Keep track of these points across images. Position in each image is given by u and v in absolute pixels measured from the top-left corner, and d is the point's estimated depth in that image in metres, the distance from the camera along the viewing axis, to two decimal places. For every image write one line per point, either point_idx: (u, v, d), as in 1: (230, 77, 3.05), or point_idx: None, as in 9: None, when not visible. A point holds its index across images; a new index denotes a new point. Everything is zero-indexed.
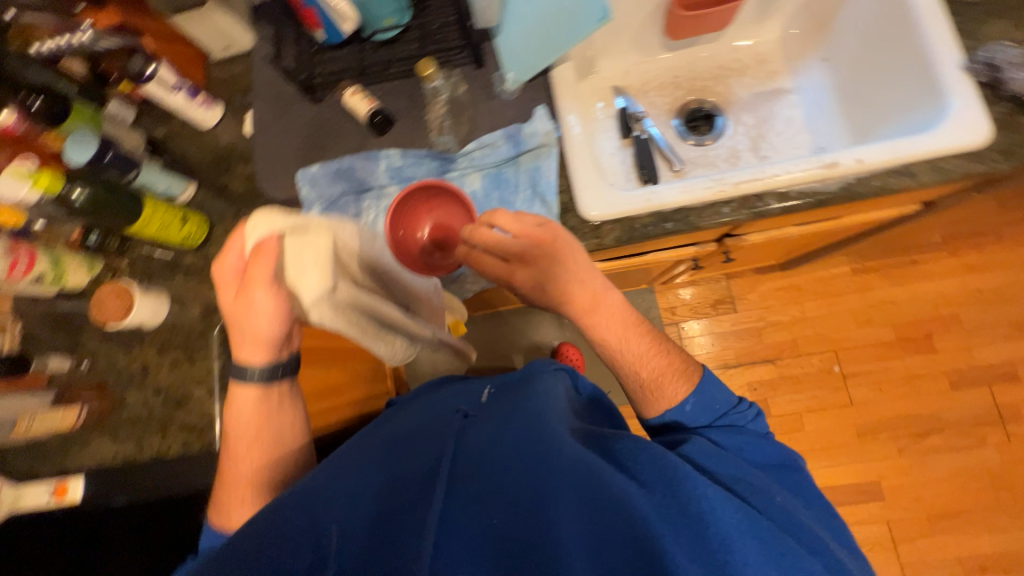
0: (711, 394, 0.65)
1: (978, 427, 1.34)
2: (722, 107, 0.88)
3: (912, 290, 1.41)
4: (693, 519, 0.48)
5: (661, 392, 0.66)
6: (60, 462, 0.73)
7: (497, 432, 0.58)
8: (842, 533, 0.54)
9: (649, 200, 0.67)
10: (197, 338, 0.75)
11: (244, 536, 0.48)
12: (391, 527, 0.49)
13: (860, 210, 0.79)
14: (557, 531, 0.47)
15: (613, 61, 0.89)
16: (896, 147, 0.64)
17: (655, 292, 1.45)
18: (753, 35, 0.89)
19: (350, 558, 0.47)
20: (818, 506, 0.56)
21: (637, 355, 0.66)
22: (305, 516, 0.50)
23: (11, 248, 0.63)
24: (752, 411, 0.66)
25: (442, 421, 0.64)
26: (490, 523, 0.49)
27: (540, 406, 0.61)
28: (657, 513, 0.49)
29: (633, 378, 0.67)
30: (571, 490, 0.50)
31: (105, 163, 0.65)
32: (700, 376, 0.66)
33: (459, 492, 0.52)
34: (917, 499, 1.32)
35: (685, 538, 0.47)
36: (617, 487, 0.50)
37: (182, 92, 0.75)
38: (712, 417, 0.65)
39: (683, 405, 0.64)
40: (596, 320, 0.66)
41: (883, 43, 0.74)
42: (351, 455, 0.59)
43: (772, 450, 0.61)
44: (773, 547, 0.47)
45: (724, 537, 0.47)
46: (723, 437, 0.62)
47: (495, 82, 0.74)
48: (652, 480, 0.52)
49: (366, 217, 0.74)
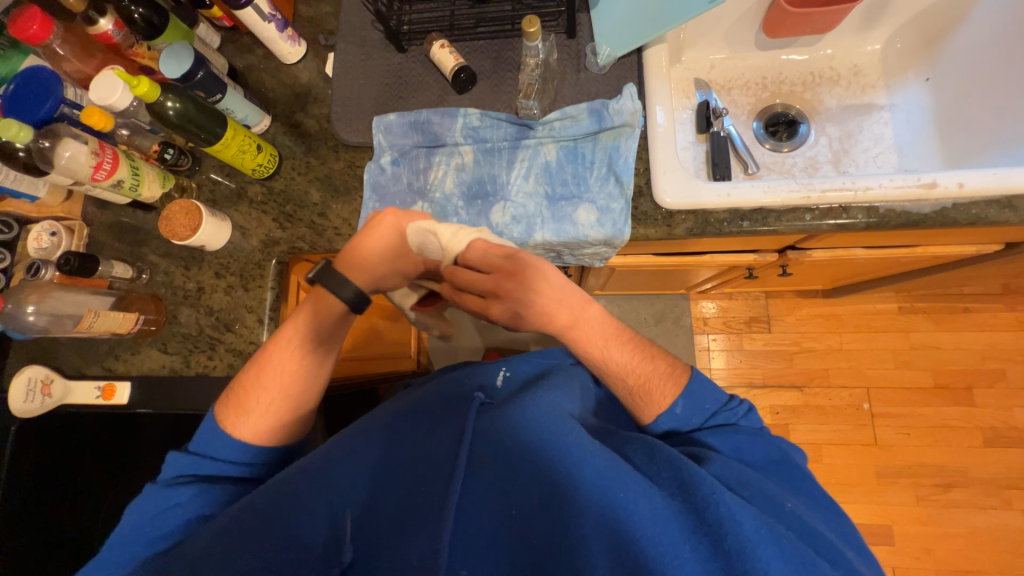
0: (697, 396, 0.61)
1: (1008, 489, 1.26)
2: (808, 115, 0.85)
3: (959, 338, 1.35)
4: (712, 526, 0.45)
5: (649, 397, 0.62)
6: (108, 365, 0.76)
7: (512, 419, 0.55)
8: (849, 536, 0.52)
9: (729, 195, 0.65)
10: (253, 268, 0.76)
11: (258, 516, 0.51)
12: (399, 514, 0.51)
13: (940, 239, 0.75)
14: (576, 530, 0.47)
15: (700, 53, 0.87)
16: (1004, 176, 0.60)
17: (690, 301, 1.45)
18: (850, 45, 0.85)
19: (359, 532, 0.51)
20: (822, 505, 0.53)
21: (623, 361, 0.63)
22: (319, 499, 0.52)
23: (98, 148, 0.66)
24: (743, 407, 0.62)
25: (456, 402, 0.61)
26: (507, 516, 0.49)
27: (550, 400, 0.56)
28: (670, 519, 0.46)
29: (620, 386, 0.63)
30: (587, 492, 0.48)
31: (196, 81, 0.66)
32: (686, 377, 0.62)
33: (471, 484, 0.51)
34: (929, 550, 1.25)
35: (707, 544, 0.45)
36: (627, 492, 0.47)
37: (272, 23, 0.74)
38: (702, 418, 0.61)
39: (671, 409, 0.60)
40: (575, 332, 0.63)
41: (1004, 69, 0.70)
42: (358, 429, 0.58)
43: (772, 449, 0.57)
44: (795, 557, 0.44)
45: (745, 544, 0.44)
46: (719, 440, 0.58)
47: (586, 54, 0.73)
48: (667, 484, 0.49)
49: (434, 172, 0.73)
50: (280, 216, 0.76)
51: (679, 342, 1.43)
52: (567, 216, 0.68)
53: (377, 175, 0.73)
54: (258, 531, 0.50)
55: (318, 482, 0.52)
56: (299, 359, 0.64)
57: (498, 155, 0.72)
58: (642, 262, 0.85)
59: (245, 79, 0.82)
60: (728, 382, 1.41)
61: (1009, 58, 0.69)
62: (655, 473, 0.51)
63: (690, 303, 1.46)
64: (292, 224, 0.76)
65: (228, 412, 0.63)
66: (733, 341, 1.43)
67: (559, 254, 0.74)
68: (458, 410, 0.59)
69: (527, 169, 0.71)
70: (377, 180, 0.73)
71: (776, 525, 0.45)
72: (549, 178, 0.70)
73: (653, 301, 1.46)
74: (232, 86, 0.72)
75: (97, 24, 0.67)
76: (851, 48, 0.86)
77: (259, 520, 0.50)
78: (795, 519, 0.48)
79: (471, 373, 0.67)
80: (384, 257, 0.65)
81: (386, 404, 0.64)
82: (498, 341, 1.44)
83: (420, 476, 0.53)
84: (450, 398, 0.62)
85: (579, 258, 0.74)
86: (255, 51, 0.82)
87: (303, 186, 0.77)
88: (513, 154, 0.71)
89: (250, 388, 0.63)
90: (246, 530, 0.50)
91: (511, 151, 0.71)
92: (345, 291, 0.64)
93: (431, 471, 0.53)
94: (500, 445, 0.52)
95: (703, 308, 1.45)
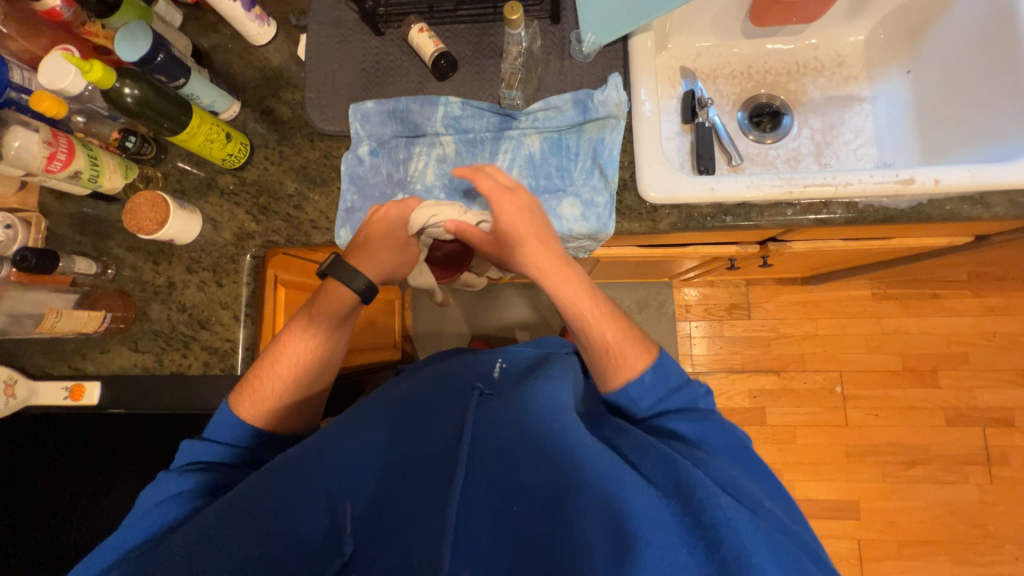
0: (666, 368, 0.61)
1: (965, 465, 1.34)
2: (792, 106, 0.84)
3: (928, 323, 1.41)
4: (708, 531, 0.45)
5: (622, 360, 0.61)
6: (75, 364, 0.73)
7: (516, 416, 0.55)
8: (805, 525, 0.53)
9: (712, 190, 0.65)
10: (226, 262, 0.73)
11: (241, 511, 0.48)
12: (399, 509, 0.50)
13: (915, 232, 0.77)
14: (577, 527, 0.47)
15: (687, 39, 0.85)
16: (978, 172, 0.62)
17: (672, 288, 1.47)
18: (835, 34, 0.85)
19: (359, 526, 0.49)
20: (780, 492, 0.54)
21: (598, 316, 0.62)
22: (316, 494, 0.50)
23: (51, 137, 0.61)
24: (702, 389, 0.62)
25: (453, 395, 0.61)
26: (507, 512, 0.49)
27: (549, 392, 0.58)
28: (667, 524, 0.46)
29: (596, 345, 0.62)
30: (586, 492, 0.48)
31: (156, 65, 0.61)
32: (656, 351, 0.62)
33: (472, 478, 0.51)
34: (891, 523, 1.33)
35: (702, 550, 0.45)
36: (626, 490, 0.48)
37: (238, 2, 0.69)
38: (665, 392, 0.60)
39: (641, 377, 0.59)
40: (550, 278, 0.62)
41: (981, 63, 0.71)
42: (352, 422, 0.57)
43: (733, 435, 0.57)
44: (786, 562, 0.44)
45: (741, 551, 0.44)
46: (684, 425, 0.57)
47: (571, 41, 0.70)
48: (662, 484, 0.50)
49: (414, 163, 0.71)
50: (253, 208, 0.73)
51: (662, 329, 1.45)
52: (551, 210, 0.67)
53: (355, 165, 0.71)
54: (244, 527, 0.47)
55: (314, 476, 0.51)
56: (312, 349, 0.64)
57: (480, 146, 0.70)
58: (627, 253, 0.85)
59: (212, 61, 0.77)
60: (708, 367, 1.44)
61: (990, 51, 0.70)
62: (649, 470, 0.51)
63: (673, 290, 1.47)
64: (267, 216, 0.73)
65: (239, 396, 0.62)
66: (714, 328, 1.46)
67: None
68: (457, 402, 0.60)
69: (510, 162, 0.69)
70: (356, 171, 0.71)
71: (769, 528, 0.46)
72: (533, 170, 0.69)
73: (637, 288, 1.47)
74: (196, 70, 0.68)
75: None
76: (836, 38, 0.85)
77: (248, 514, 0.48)
78: (775, 520, 0.47)
79: (468, 364, 0.67)
80: (389, 244, 0.65)
81: (385, 392, 0.63)
82: (483, 330, 1.44)
83: (422, 470, 0.53)
84: (448, 390, 0.61)
85: (563, 252, 0.73)
86: (222, 31, 0.77)
87: (277, 176, 0.73)
88: (496, 146, 0.70)
89: (262, 376, 0.63)
90: (232, 525, 0.48)
91: (494, 142, 0.70)
92: (357, 282, 0.64)
93: (431, 465, 0.53)
94: (500, 441, 0.54)
95: (686, 295, 1.47)
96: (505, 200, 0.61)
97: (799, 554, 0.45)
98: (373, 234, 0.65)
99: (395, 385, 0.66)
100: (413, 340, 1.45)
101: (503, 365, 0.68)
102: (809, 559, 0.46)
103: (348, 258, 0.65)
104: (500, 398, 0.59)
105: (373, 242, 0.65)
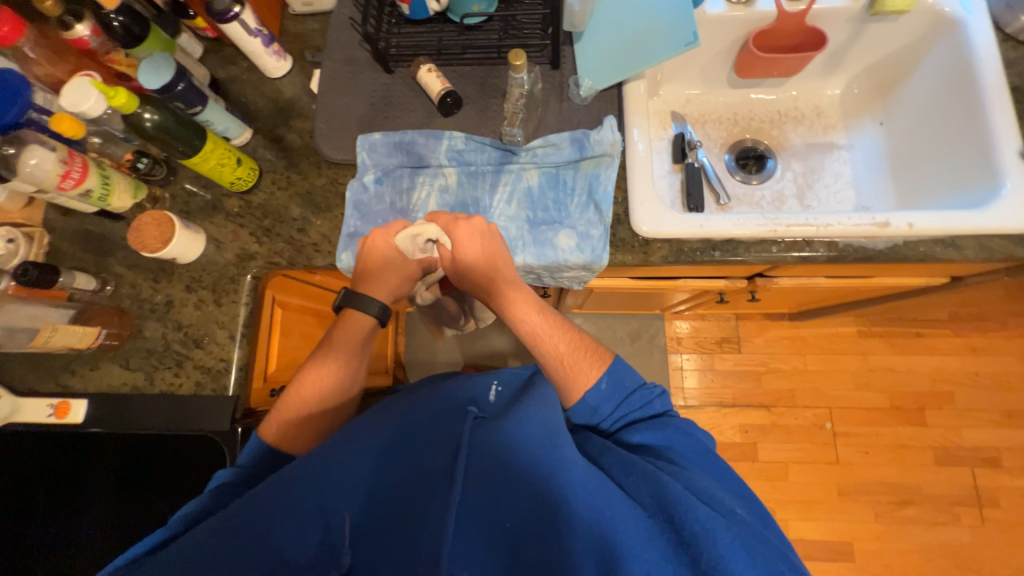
0: (620, 374, 0.63)
1: (956, 506, 1.33)
2: (775, 150, 0.90)
3: (912, 361, 1.44)
4: (692, 547, 0.45)
5: (576, 369, 0.63)
6: (63, 380, 0.72)
7: (511, 431, 0.55)
8: (773, 528, 0.53)
9: (701, 226, 0.68)
10: (226, 282, 0.74)
11: (232, 521, 0.48)
12: (393, 522, 0.51)
13: (894, 272, 0.80)
14: (566, 543, 0.47)
15: (677, 87, 0.91)
16: (947, 218, 0.66)
17: (664, 320, 1.49)
18: (813, 88, 0.92)
19: (356, 538, 0.50)
20: (750, 501, 0.54)
21: (550, 330, 0.66)
22: (309, 505, 0.50)
23: (66, 156, 0.63)
24: (658, 391, 0.65)
25: (445, 415, 0.61)
26: (501, 527, 0.50)
27: (540, 410, 0.57)
28: (653, 540, 0.46)
29: (550, 358, 0.65)
30: (576, 509, 0.49)
31: (176, 92, 0.64)
32: (608, 360, 0.65)
33: (466, 496, 0.51)
34: (886, 566, 1.30)
35: (687, 564, 0.45)
36: (614, 510, 0.48)
37: (258, 38, 0.73)
38: (622, 398, 0.63)
39: (597, 384, 0.62)
40: (504, 294, 0.66)
41: (944, 113, 0.77)
42: (339, 436, 0.56)
43: (697, 440, 0.59)
44: (769, 570, 0.44)
45: (721, 560, 0.44)
46: (651, 435, 0.59)
47: (570, 86, 0.75)
48: (648, 502, 0.50)
49: (417, 193, 0.74)
50: (258, 231, 0.75)
51: (653, 361, 1.47)
52: (548, 240, 0.70)
53: (359, 192, 0.73)
54: (232, 547, 0.47)
55: (303, 492, 0.51)
56: (333, 372, 0.67)
57: (481, 178, 0.73)
58: (619, 285, 0.88)
59: (227, 90, 0.81)
60: (700, 401, 1.45)
61: (953, 106, 0.76)
62: (634, 489, 0.52)
63: (664, 322, 1.50)
64: (270, 239, 0.74)
65: (265, 423, 0.65)
66: (704, 361, 1.47)
67: (538, 276, 0.76)
68: (454, 421, 0.60)
69: (510, 194, 0.72)
70: (360, 198, 0.73)
71: (751, 539, 0.45)
72: (531, 203, 0.72)
73: (629, 320, 1.49)
74: (213, 99, 0.71)
75: (73, 28, 0.65)
76: (814, 91, 0.92)
77: (238, 532, 0.48)
78: (751, 527, 0.47)
79: (459, 385, 0.67)
80: (393, 269, 0.68)
81: (381, 407, 0.63)
82: (476, 357, 1.43)
83: (416, 487, 0.53)
84: (439, 410, 0.62)
85: (558, 281, 0.75)
86: (239, 64, 0.82)
87: (283, 201, 0.76)
88: (497, 178, 0.73)
89: (286, 403, 0.65)
90: (219, 540, 0.47)
91: (495, 175, 0.73)
92: (372, 307, 0.68)
93: (427, 483, 0.53)
94: (493, 458, 0.54)
95: (677, 327, 1.50)
96: (460, 227, 0.64)
97: (781, 563, 0.45)
98: (368, 264, 0.67)
99: (385, 402, 0.64)
100: (406, 366, 1.45)
101: (499, 389, 0.68)
102: (788, 563, 0.46)
103: (360, 288, 0.68)
104: (491, 419, 0.59)
105: (378, 272, 0.68)
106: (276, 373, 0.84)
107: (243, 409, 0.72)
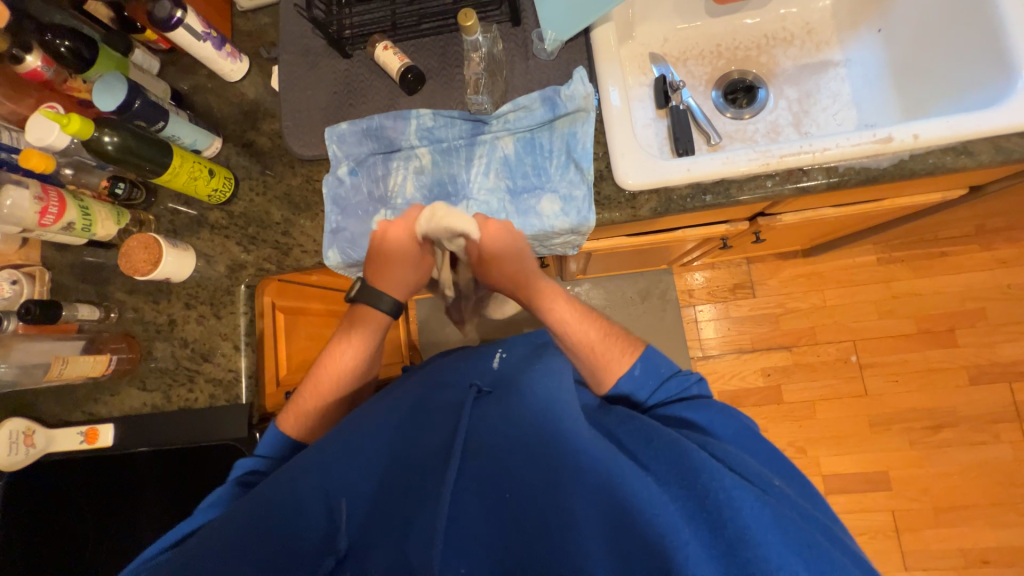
0: (654, 361, 0.62)
1: (995, 423, 1.30)
2: (765, 79, 0.84)
3: (940, 282, 1.37)
4: (712, 514, 0.44)
5: (608, 359, 0.63)
6: (89, 408, 0.76)
7: (517, 411, 0.55)
8: (820, 505, 0.51)
9: (689, 170, 0.65)
10: (222, 294, 0.75)
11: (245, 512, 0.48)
12: (396, 499, 0.50)
13: (901, 191, 0.76)
14: (574, 518, 0.46)
15: (653, 27, 0.85)
16: (957, 124, 0.61)
17: (673, 275, 1.45)
18: (802, 3, 0.85)
19: (360, 522, 0.49)
20: (789, 472, 0.53)
21: (577, 320, 0.66)
22: (314, 491, 0.49)
23: (41, 192, 0.64)
24: (694, 376, 0.63)
25: (454, 393, 0.62)
26: (502, 498, 0.49)
27: (549, 387, 0.57)
28: (669, 505, 0.45)
29: (579, 346, 0.64)
30: (584, 482, 0.48)
31: (134, 111, 0.64)
32: (640, 347, 0.64)
33: (469, 468, 0.51)
34: (924, 491, 1.29)
35: (707, 531, 0.43)
36: (626, 479, 0.46)
37: (209, 42, 0.71)
38: (656, 384, 0.61)
39: (630, 371, 0.61)
40: (533, 288, 0.68)
41: (948, 8, 0.69)
42: (358, 418, 0.57)
43: (738, 420, 0.57)
44: (797, 537, 0.42)
45: (746, 530, 0.42)
46: (692, 413, 0.57)
47: (534, 41, 0.71)
48: (665, 471, 0.48)
49: (393, 179, 0.72)
50: (243, 240, 0.75)
51: (667, 318, 1.44)
52: (531, 208, 0.68)
53: (336, 187, 0.72)
54: (245, 527, 0.47)
55: (311, 477, 0.50)
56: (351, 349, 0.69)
57: (456, 154, 0.71)
58: (616, 244, 0.85)
59: (192, 102, 0.79)
60: (718, 350, 1.42)
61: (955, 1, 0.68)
62: (653, 457, 0.50)
63: (674, 277, 1.46)
64: (257, 246, 0.74)
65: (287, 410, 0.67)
66: (719, 309, 1.44)
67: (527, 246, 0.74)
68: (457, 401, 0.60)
69: (486, 166, 0.70)
70: (337, 192, 0.72)
71: (777, 505, 0.44)
72: (509, 172, 0.70)
73: (637, 279, 1.46)
74: (176, 112, 0.70)
75: (24, 62, 0.64)
76: (804, 7, 0.85)
77: (257, 517, 0.47)
78: (787, 497, 0.46)
79: (466, 367, 0.67)
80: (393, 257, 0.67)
81: (391, 392, 0.64)
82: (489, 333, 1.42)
83: (417, 474, 0.52)
84: (449, 395, 0.62)
85: (549, 249, 0.73)
86: (199, 72, 0.80)
87: (263, 206, 0.75)
88: (471, 151, 0.70)
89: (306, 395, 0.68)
90: (231, 531, 0.47)
91: (468, 148, 0.70)
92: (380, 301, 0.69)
93: (433, 461, 0.52)
94: (498, 435, 0.53)
95: (689, 279, 1.46)
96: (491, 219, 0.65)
97: (815, 533, 0.43)
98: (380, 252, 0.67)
99: (396, 387, 0.66)
100: (420, 353, 1.46)
101: (503, 358, 0.70)
102: (829, 538, 0.44)
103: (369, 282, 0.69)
104: (500, 394, 0.59)
105: (384, 262, 0.67)
106: (286, 377, 0.86)
107: (260, 414, 0.75)
